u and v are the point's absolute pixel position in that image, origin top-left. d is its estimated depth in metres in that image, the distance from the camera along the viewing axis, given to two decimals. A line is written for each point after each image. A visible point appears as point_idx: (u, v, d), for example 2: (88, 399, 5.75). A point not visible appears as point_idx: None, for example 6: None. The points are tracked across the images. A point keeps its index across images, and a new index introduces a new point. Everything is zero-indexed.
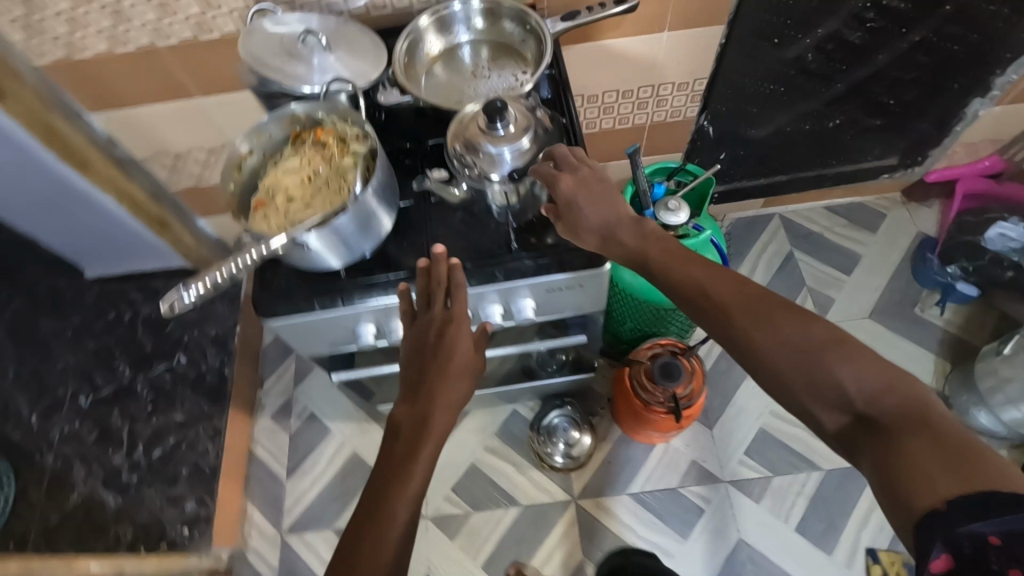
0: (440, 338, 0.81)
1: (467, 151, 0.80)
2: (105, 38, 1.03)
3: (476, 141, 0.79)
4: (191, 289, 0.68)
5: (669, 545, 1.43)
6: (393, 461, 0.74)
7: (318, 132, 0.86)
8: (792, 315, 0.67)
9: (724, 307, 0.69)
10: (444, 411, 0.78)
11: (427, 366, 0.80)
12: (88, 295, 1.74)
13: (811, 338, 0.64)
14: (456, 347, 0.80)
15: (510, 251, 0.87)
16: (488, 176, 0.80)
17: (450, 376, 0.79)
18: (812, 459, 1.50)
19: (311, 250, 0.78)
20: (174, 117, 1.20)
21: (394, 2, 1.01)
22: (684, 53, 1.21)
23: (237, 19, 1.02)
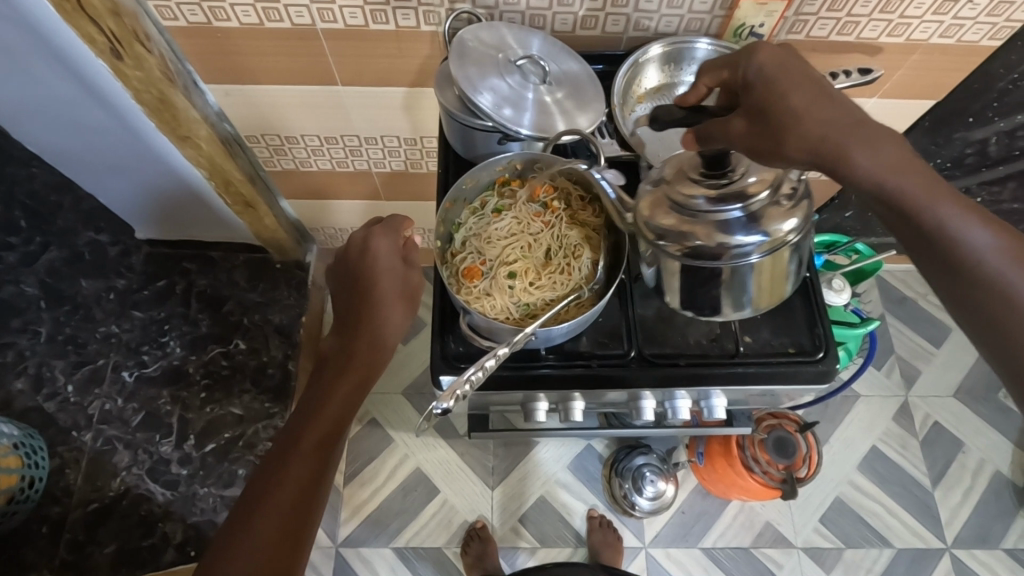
0: (360, 260, 0.75)
1: (670, 214, 0.63)
2: (259, 11, 0.86)
3: (690, 199, 0.62)
4: (445, 404, 0.62)
5: None
6: (312, 397, 0.70)
7: (535, 188, 0.77)
8: (880, 136, 0.56)
9: (824, 118, 0.57)
10: (370, 337, 0.72)
11: (352, 291, 0.75)
12: (136, 258, 1.57)
13: (885, 159, 0.55)
14: (381, 271, 0.75)
15: (735, 356, 0.78)
16: (701, 240, 0.61)
17: (378, 300, 0.73)
18: (886, 535, 1.48)
19: (537, 340, 0.71)
20: (303, 102, 1.04)
21: (607, 26, 0.87)
22: (877, 119, 1.10)
23: (422, 17, 0.86)
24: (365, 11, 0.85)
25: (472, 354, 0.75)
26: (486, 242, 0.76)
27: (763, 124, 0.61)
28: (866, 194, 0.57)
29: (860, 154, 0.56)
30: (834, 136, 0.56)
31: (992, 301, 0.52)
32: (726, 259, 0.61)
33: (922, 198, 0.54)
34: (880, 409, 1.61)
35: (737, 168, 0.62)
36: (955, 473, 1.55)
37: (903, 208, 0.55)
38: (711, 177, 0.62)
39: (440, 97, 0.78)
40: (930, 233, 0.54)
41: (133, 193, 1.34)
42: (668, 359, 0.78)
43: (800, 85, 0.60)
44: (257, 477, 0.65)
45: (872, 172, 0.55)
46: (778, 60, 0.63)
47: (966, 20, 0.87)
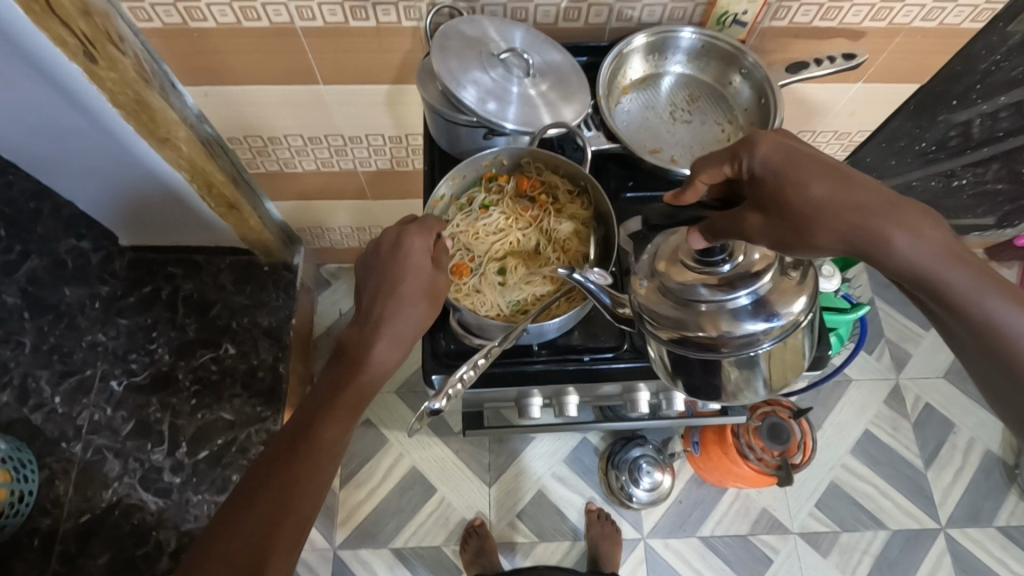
0: (391, 255, 0.68)
1: (672, 305, 0.60)
2: (236, 10, 0.84)
3: (691, 290, 0.59)
4: (438, 402, 0.60)
5: None
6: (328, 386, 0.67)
7: (522, 181, 0.77)
8: (926, 221, 0.49)
9: (855, 205, 0.50)
10: (389, 337, 0.66)
11: (375, 284, 0.68)
12: (119, 265, 1.54)
13: (935, 249, 0.48)
14: (408, 269, 0.68)
15: None
16: (706, 331, 0.59)
17: (401, 298, 0.67)
18: (880, 517, 1.50)
19: (529, 334, 0.70)
20: (286, 101, 1.03)
21: (590, 17, 0.86)
22: (861, 104, 1.10)
23: (403, 11, 0.85)
24: (345, 7, 0.84)
25: (463, 352, 0.74)
26: (473, 238, 0.76)
27: (788, 220, 0.52)
28: (909, 284, 0.51)
29: (900, 248, 0.48)
30: (876, 233, 0.49)
31: None
32: (733, 348, 0.59)
33: (971, 292, 0.49)
34: (871, 393, 1.62)
35: (733, 253, 0.58)
36: (947, 453, 1.56)
37: (949, 303, 0.50)
38: (709, 264, 0.58)
39: (423, 93, 0.77)
40: (980, 327, 0.50)
41: (114, 199, 1.32)
42: None
43: (820, 174, 0.51)
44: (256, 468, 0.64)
45: (920, 268, 0.49)
46: (781, 150, 0.53)
47: (948, 2, 0.87)
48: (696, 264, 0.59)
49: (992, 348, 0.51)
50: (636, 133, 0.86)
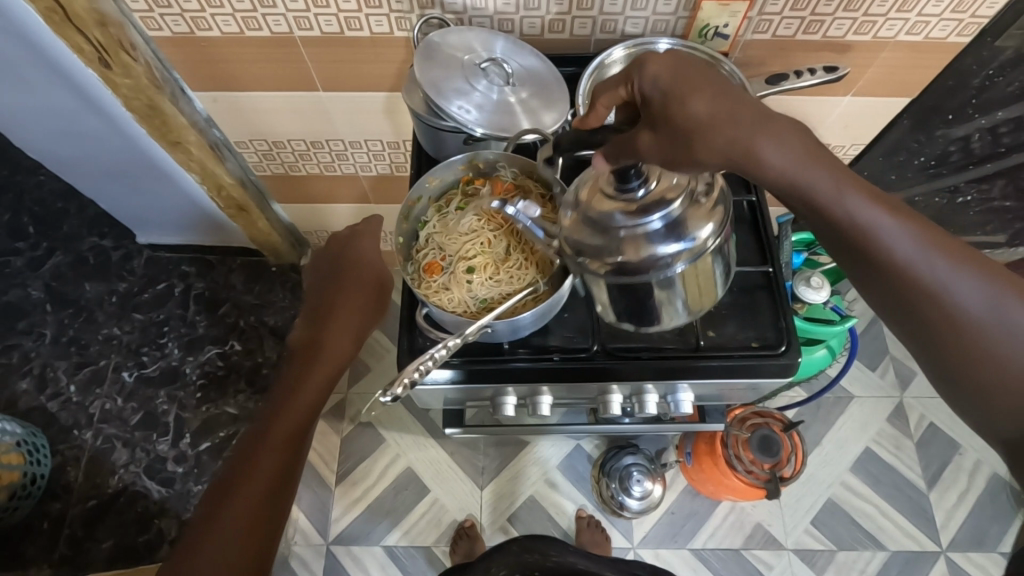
0: (341, 262, 0.79)
1: (592, 230, 0.63)
2: (239, 20, 0.89)
3: (608, 217, 0.62)
4: (393, 392, 0.63)
5: None
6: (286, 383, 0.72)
7: (497, 184, 0.79)
8: (789, 124, 0.52)
9: (724, 112, 0.51)
10: (342, 327, 0.74)
11: (326, 286, 0.78)
12: (137, 263, 1.62)
13: (799, 151, 0.51)
14: (359, 270, 0.78)
15: (698, 349, 0.79)
16: (627, 255, 0.62)
17: (351, 293, 0.76)
18: (879, 537, 1.46)
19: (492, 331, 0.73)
20: (288, 107, 1.08)
21: (574, 29, 0.89)
22: (853, 117, 1.11)
23: (395, 22, 0.89)
24: (340, 18, 0.89)
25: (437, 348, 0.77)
26: (446, 238, 0.78)
27: (671, 138, 0.53)
28: (784, 193, 0.53)
29: (770, 153, 0.51)
30: (747, 137, 0.51)
31: (918, 300, 0.52)
32: (653, 271, 0.62)
33: (834, 193, 0.51)
34: (873, 410, 1.59)
35: (647, 180, 0.61)
36: (951, 474, 1.52)
37: (821, 208, 0.52)
38: (624, 189, 0.61)
39: (408, 100, 0.81)
40: (857, 238, 0.52)
41: (131, 200, 1.39)
42: (630, 354, 0.79)
43: (700, 81, 0.52)
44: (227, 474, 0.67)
45: (789, 172, 0.51)
46: (672, 64, 0.53)
47: (931, 17, 0.87)
48: (613, 191, 0.62)
49: (870, 259, 0.53)
50: None
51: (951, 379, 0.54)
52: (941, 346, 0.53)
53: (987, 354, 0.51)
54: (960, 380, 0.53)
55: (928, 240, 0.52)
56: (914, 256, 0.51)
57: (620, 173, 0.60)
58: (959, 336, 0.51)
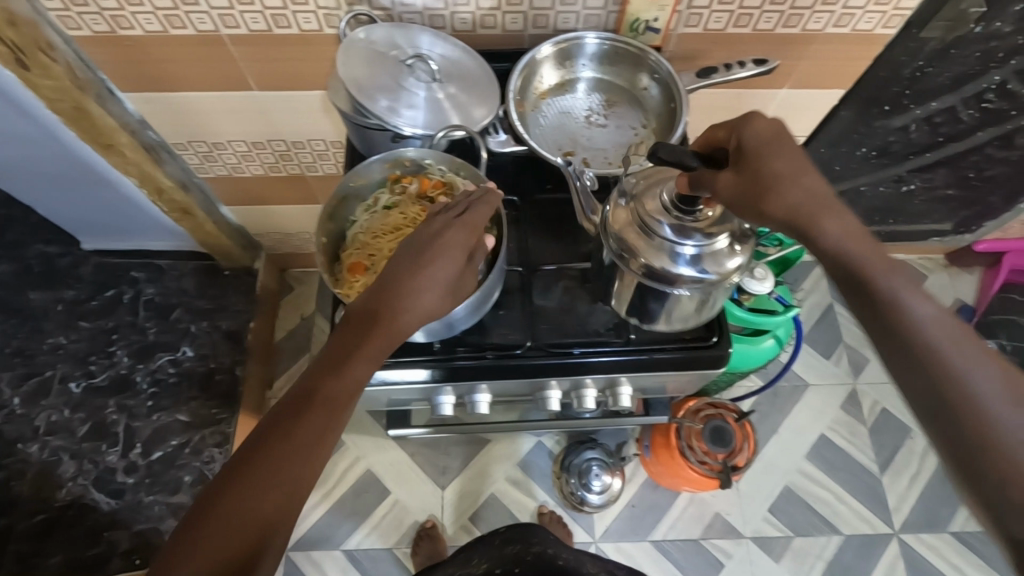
0: (430, 226, 0.67)
1: (637, 231, 0.69)
2: (161, 18, 0.87)
3: (655, 225, 0.68)
4: None
5: None
6: (333, 357, 0.61)
7: (424, 182, 0.78)
8: (845, 213, 0.58)
9: (802, 182, 0.59)
10: (407, 315, 0.63)
11: (410, 251, 0.65)
12: (83, 269, 1.57)
13: (850, 229, 0.57)
14: (448, 240, 0.66)
15: (628, 342, 0.80)
16: (657, 263, 0.68)
17: (432, 265, 0.64)
18: (834, 522, 1.49)
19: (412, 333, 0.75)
20: (224, 107, 1.05)
21: (506, 24, 0.88)
22: (792, 110, 1.12)
23: (324, 20, 0.88)
24: (267, 15, 0.87)
25: None
26: (371, 239, 0.77)
27: (751, 180, 0.60)
28: (832, 265, 0.58)
29: (827, 226, 0.58)
30: (810, 209, 0.58)
31: (940, 381, 0.52)
32: (666, 286, 0.69)
33: (873, 268, 0.56)
34: (828, 397, 1.62)
35: (705, 211, 0.67)
36: (903, 458, 1.56)
37: (857, 277, 0.57)
38: (681, 209, 0.67)
39: (332, 95, 0.79)
40: (888, 309, 0.55)
41: (71, 205, 1.35)
42: (562, 349, 0.79)
43: (782, 145, 0.60)
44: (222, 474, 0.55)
45: (839, 244, 0.57)
46: (771, 130, 0.61)
47: (856, 9, 0.89)
48: (671, 205, 0.68)
49: (896, 330, 0.54)
50: (551, 137, 0.88)
51: (971, 482, 0.49)
52: (965, 438, 0.50)
53: (1007, 453, 0.48)
54: (974, 474, 0.49)
55: (954, 336, 0.53)
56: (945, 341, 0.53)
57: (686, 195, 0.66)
58: (979, 423, 0.49)
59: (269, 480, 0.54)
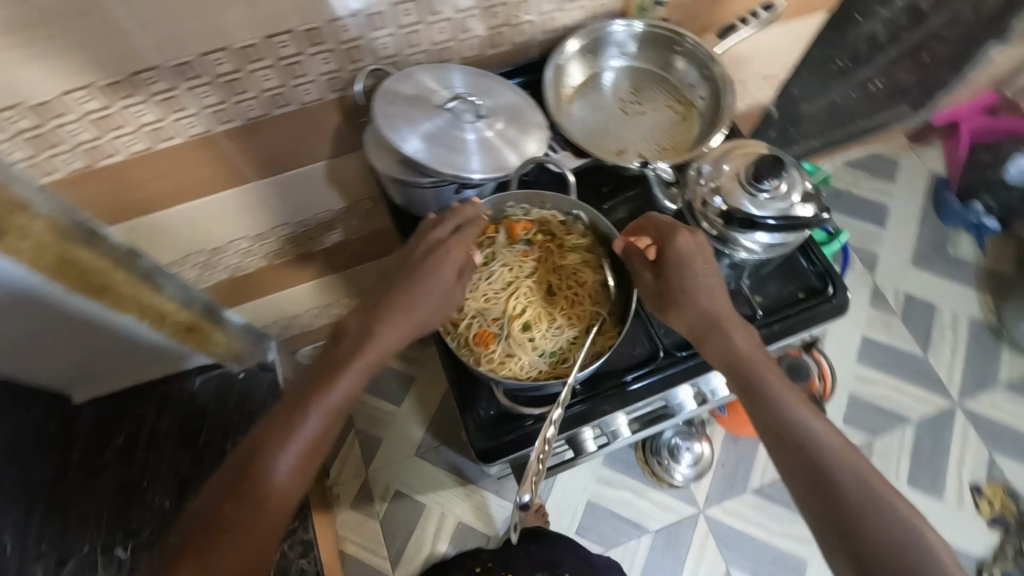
0: (424, 254, 0.68)
1: (711, 200, 0.68)
2: (147, 134, 0.76)
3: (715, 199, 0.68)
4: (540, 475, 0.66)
5: (802, 532, 1.46)
6: (312, 390, 0.64)
7: (511, 228, 0.73)
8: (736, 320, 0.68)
9: (715, 315, 0.66)
10: (392, 332, 0.66)
11: (398, 268, 0.68)
12: (82, 425, 1.40)
13: (736, 344, 0.66)
14: (426, 271, 0.67)
15: (756, 320, 0.76)
16: (726, 231, 0.68)
17: (407, 292, 0.66)
18: (903, 413, 1.55)
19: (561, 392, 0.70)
20: (220, 208, 0.95)
21: (514, 37, 0.83)
22: (779, 45, 1.13)
23: (326, 84, 0.79)
24: (263, 99, 0.78)
25: (501, 417, 0.71)
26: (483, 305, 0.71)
27: (665, 294, 0.66)
28: (725, 367, 0.66)
29: (726, 335, 0.66)
30: (708, 321, 0.66)
31: (818, 471, 0.59)
32: (725, 243, 0.70)
33: (753, 371, 0.65)
34: (856, 300, 1.68)
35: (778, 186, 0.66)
36: (939, 331, 1.65)
37: (740, 375, 0.65)
38: (752, 185, 0.66)
39: (381, 166, 0.73)
40: (767, 407, 0.63)
41: (57, 363, 1.19)
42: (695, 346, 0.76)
43: (705, 263, 0.67)
44: (204, 521, 0.59)
45: (735, 353, 0.65)
46: (690, 246, 0.66)
47: None
48: (744, 180, 0.67)
49: (780, 430, 0.62)
50: (595, 137, 0.84)
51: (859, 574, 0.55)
52: (832, 522, 0.58)
53: (864, 537, 0.56)
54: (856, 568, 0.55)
55: (837, 446, 0.61)
56: (818, 433, 0.61)
57: (757, 173, 0.65)
58: (844, 509, 0.57)
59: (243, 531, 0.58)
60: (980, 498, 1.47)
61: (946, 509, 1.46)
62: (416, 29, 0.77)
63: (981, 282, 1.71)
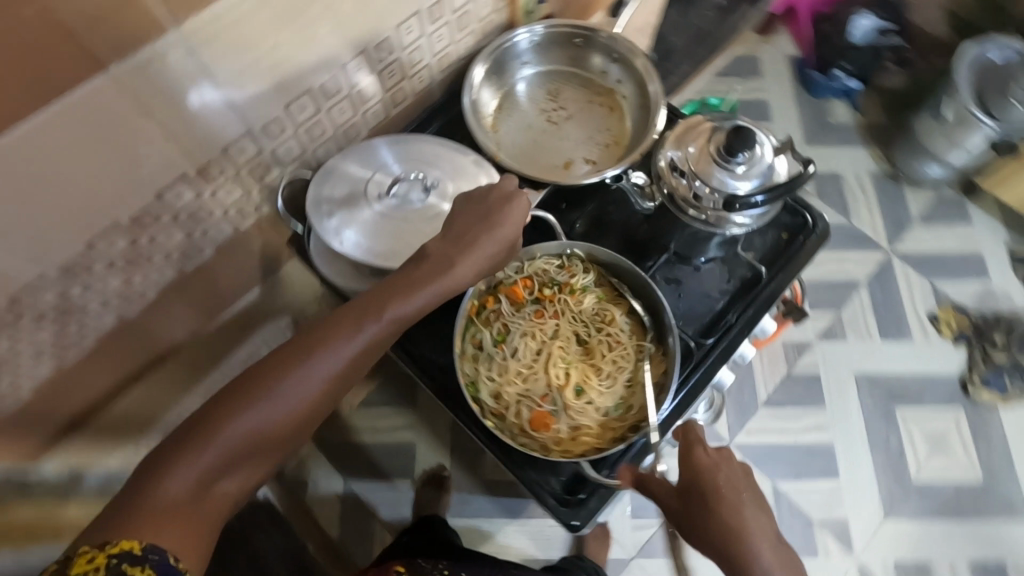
0: (487, 198, 0.59)
1: (692, 186, 0.66)
2: (49, 356, 0.62)
3: (694, 184, 0.65)
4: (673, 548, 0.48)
5: (820, 418, 1.44)
6: (330, 325, 0.50)
7: (512, 292, 0.67)
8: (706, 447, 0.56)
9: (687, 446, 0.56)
10: (437, 277, 0.54)
11: (461, 207, 0.59)
12: None
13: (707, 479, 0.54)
14: (492, 225, 0.57)
15: (762, 277, 0.75)
16: (717, 215, 0.66)
17: (470, 238, 0.57)
18: (852, 275, 1.60)
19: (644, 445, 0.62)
20: (164, 391, 0.81)
21: (415, 88, 0.76)
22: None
23: (233, 217, 0.69)
24: (172, 260, 0.66)
25: (577, 480, 0.66)
26: (523, 388, 0.64)
27: (689, 489, 0.55)
28: (684, 501, 0.55)
29: (706, 471, 0.55)
30: (687, 457, 0.56)
31: None
32: (718, 226, 0.67)
33: (727, 513, 0.53)
34: None
35: (751, 155, 0.64)
36: (850, 195, 1.69)
37: (706, 505, 0.53)
38: (727, 159, 0.64)
39: (352, 287, 0.65)
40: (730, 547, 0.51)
41: None
42: (722, 324, 0.73)
43: (729, 460, 0.56)
44: (143, 474, 0.42)
45: (711, 489, 0.54)
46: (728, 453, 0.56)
47: None
48: (716, 157, 0.65)
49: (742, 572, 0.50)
50: (536, 158, 0.79)
51: None
52: None
53: None
54: None
55: None
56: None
57: (729, 145, 0.63)
58: None
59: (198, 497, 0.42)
60: (939, 324, 1.54)
61: (919, 343, 1.52)
62: (317, 121, 0.67)
63: (873, 134, 1.78)
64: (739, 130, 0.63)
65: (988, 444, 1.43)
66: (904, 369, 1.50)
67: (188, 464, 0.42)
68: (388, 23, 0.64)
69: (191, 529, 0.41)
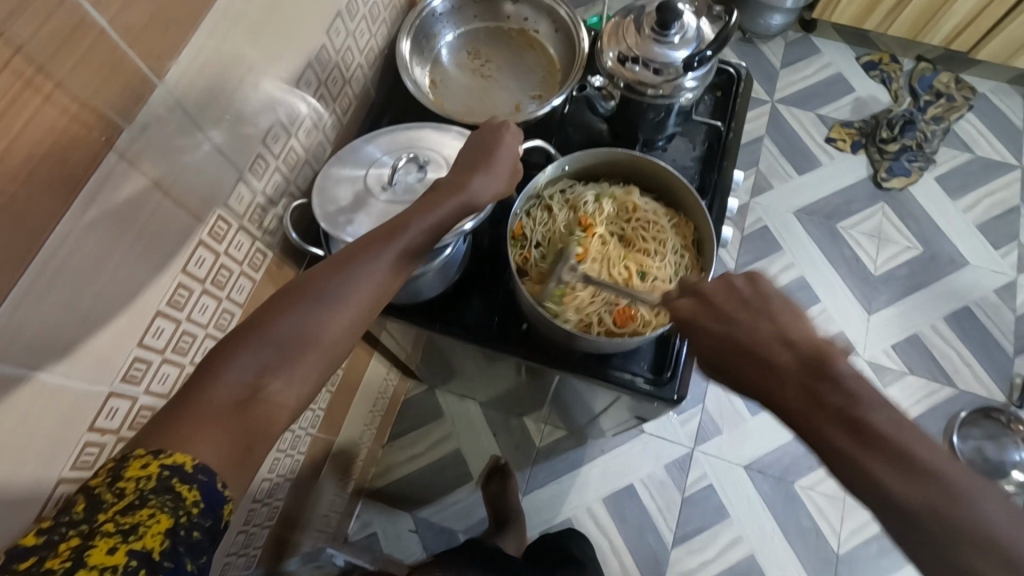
0: (486, 135, 0.64)
1: (644, 70, 0.72)
2: None
3: (644, 68, 0.72)
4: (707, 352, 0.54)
5: (784, 260, 1.59)
6: (346, 257, 0.53)
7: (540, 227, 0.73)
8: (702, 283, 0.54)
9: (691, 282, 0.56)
10: (442, 204, 0.59)
11: (465, 149, 0.64)
12: None
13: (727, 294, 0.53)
14: (494, 151, 0.63)
15: (722, 132, 0.85)
16: (673, 86, 0.72)
17: (475, 165, 0.62)
18: (752, 134, 1.76)
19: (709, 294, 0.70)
20: None
21: (353, 92, 0.77)
22: None
23: (250, 272, 0.66)
24: (211, 335, 0.63)
25: (664, 357, 0.72)
26: (595, 296, 0.69)
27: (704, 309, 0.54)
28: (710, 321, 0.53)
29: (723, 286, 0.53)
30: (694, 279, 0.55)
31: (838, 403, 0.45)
32: (676, 96, 0.74)
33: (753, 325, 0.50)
34: None
35: (682, 24, 0.71)
36: None
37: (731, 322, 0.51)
38: (663, 35, 0.71)
39: None
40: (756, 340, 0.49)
41: None
42: (709, 184, 0.83)
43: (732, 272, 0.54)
44: (188, 395, 0.43)
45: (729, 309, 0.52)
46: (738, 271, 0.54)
47: None
48: (655, 36, 0.71)
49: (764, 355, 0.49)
50: (492, 111, 0.83)
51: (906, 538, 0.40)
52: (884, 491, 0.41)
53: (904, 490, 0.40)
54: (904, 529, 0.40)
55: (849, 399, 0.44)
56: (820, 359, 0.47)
57: (662, 21, 0.70)
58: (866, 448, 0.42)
59: (241, 407, 0.44)
60: (837, 142, 1.74)
61: (829, 164, 1.71)
62: (290, 149, 0.68)
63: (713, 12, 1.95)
64: (665, 4, 0.69)
65: (913, 221, 1.64)
66: (828, 191, 1.68)
67: (236, 374, 0.44)
68: (318, 30, 0.67)
69: (242, 430, 0.43)
